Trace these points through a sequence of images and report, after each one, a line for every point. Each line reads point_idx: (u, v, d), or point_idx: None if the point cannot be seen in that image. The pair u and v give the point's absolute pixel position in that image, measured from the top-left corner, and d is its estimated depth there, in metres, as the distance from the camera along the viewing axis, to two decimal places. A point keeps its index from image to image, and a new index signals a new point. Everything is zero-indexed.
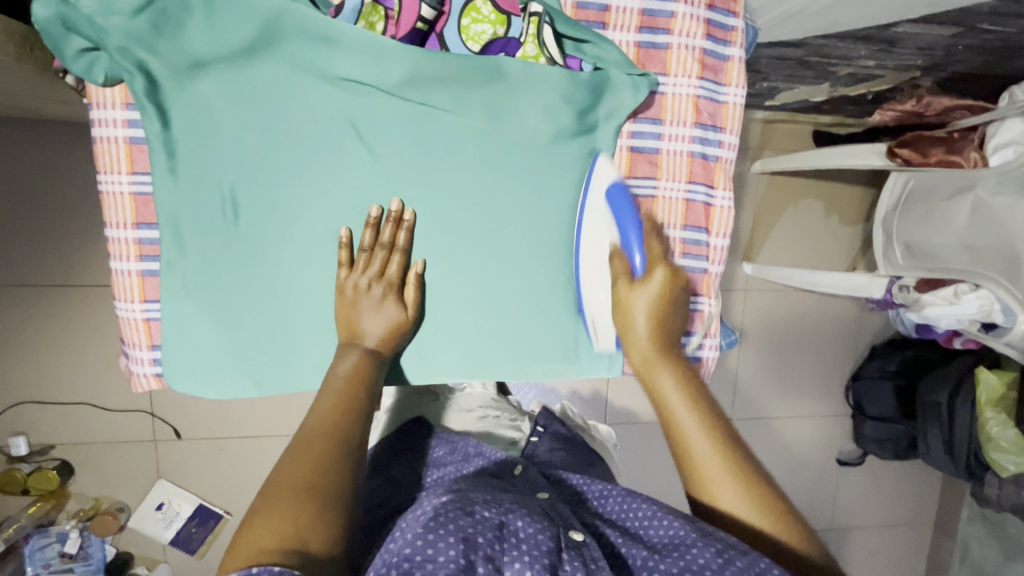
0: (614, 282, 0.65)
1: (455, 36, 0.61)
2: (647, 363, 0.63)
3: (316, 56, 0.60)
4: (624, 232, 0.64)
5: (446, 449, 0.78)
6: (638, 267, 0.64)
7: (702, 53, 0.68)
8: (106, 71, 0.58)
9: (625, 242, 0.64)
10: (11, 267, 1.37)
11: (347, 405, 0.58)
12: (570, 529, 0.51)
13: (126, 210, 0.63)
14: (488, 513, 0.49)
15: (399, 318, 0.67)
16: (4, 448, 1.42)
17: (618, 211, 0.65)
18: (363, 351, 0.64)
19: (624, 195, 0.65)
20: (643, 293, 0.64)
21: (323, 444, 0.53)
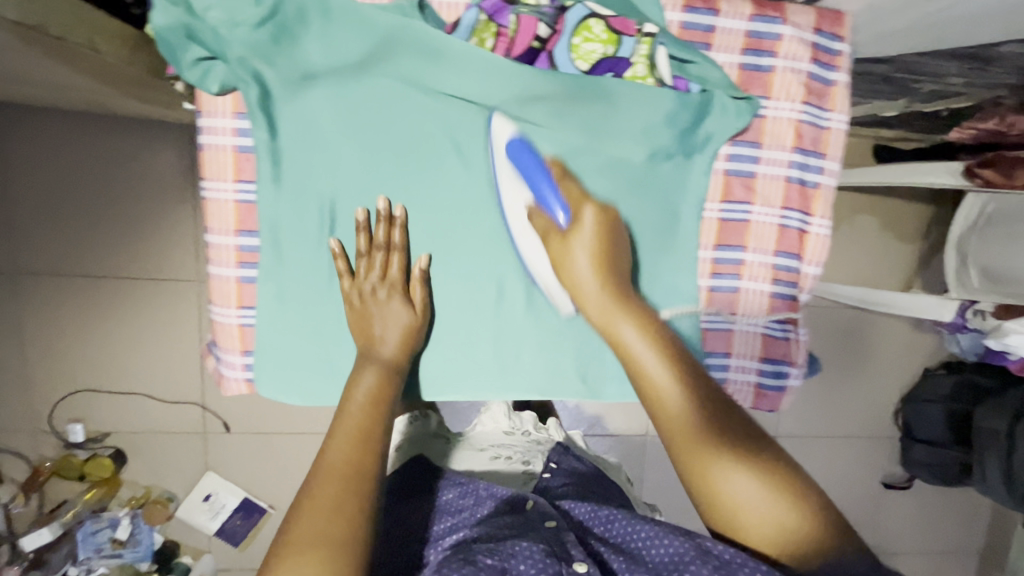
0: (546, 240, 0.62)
1: (565, 55, 0.60)
2: (604, 316, 0.58)
3: (423, 72, 0.61)
4: (537, 184, 0.61)
5: (456, 492, 0.72)
6: (557, 213, 0.60)
7: (808, 77, 0.67)
8: (221, 80, 0.58)
9: (543, 202, 0.61)
10: (76, 258, 1.41)
11: (367, 440, 0.53)
12: (574, 562, 0.50)
13: (229, 217, 0.64)
14: (491, 559, 0.50)
15: (409, 319, 0.64)
16: (61, 434, 1.45)
17: (519, 162, 0.61)
18: (378, 361, 0.61)
19: (529, 152, 0.61)
20: (580, 238, 0.60)
21: (354, 488, 0.49)
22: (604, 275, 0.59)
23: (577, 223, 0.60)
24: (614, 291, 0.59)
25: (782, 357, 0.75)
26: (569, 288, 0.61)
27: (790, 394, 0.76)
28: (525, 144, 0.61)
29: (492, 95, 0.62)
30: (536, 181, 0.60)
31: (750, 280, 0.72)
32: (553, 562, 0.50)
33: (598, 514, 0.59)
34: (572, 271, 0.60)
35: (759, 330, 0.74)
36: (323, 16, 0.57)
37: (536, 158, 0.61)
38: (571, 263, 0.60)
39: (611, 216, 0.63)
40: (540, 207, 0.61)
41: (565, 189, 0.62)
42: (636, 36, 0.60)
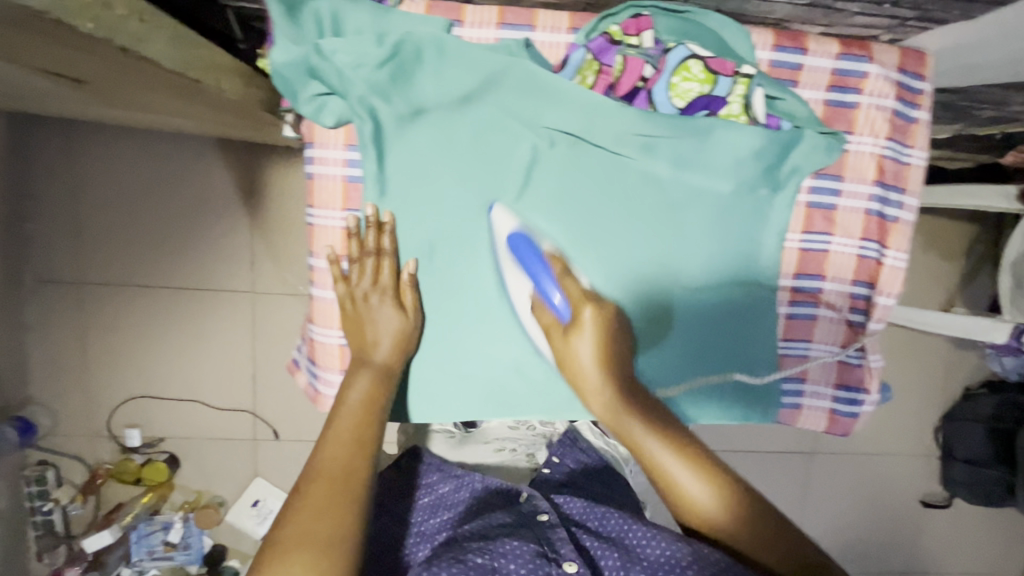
0: (547, 333, 0.66)
1: (663, 93, 0.63)
2: (609, 413, 0.63)
3: (526, 107, 0.64)
4: (535, 278, 0.65)
5: (453, 485, 0.78)
6: (561, 312, 0.64)
7: (891, 114, 0.69)
8: (335, 114, 0.63)
9: (543, 291, 0.65)
10: (138, 269, 1.46)
11: (358, 442, 0.57)
12: (562, 562, 0.56)
13: (337, 243, 0.68)
14: (481, 558, 0.55)
15: (402, 322, 0.66)
16: (119, 438, 1.50)
17: (522, 256, 0.65)
18: (371, 369, 0.64)
19: (527, 243, 0.66)
20: (581, 337, 0.64)
21: (343, 492, 0.53)
22: (604, 363, 0.64)
23: (577, 321, 0.64)
24: (613, 379, 0.64)
25: (857, 385, 0.76)
26: (573, 374, 0.65)
27: (863, 419, 0.77)
28: (528, 237, 0.66)
29: (591, 130, 0.64)
30: (538, 274, 0.64)
31: (827, 308, 0.74)
32: (545, 562, 0.56)
33: (593, 510, 0.65)
34: (575, 356, 0.64)
35: (835, 357, 0.75)
36: (435, 58, 0.61)
37: (542, 259, 0.65)
38: (576, 351, 0.64)
39: (609, 309, 0.67)
40: (541, 293, 0.66)
41: (568, 285, 0.65)
42: (734, 76, 0.63)
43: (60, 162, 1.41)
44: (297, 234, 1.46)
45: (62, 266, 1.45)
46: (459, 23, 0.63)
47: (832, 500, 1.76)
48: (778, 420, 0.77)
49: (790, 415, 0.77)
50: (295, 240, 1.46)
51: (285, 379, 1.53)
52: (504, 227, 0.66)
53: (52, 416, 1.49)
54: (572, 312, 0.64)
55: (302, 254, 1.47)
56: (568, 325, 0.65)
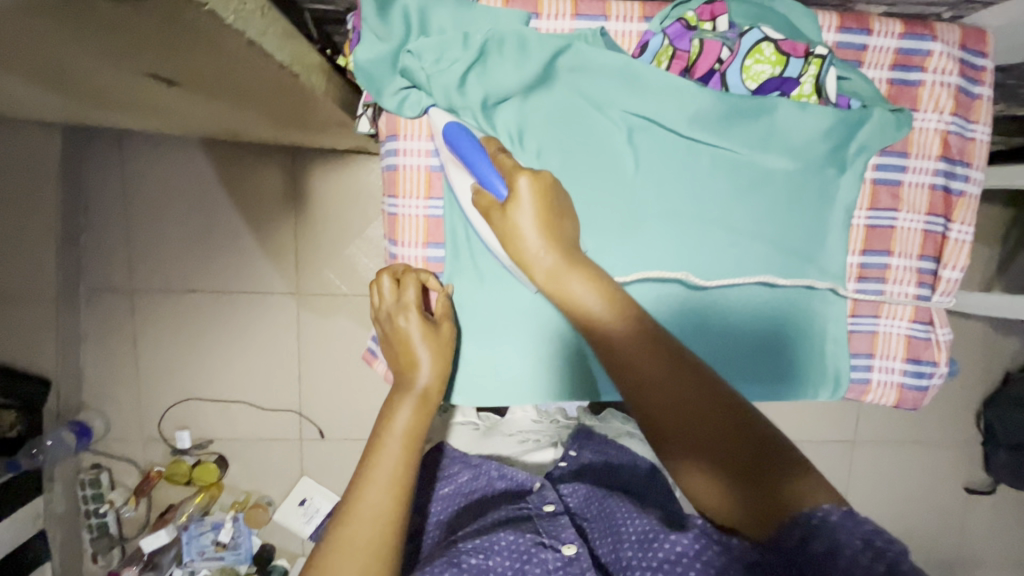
0: (488, 218, 0.62)
1: (736, 76, 0.65)
2: (551, 278, 0.59)
3: (602, 93, 0.66)
4: (472, 164, 0.62)
5: (471, 473, 0.87)
6: (498, 188, 0.61)
7: (956, 89, 0.70)
8: (417, 105, 0.66)
9: (483, 178, 0.62)
10: (186, 274, 1.50)
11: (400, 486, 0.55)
12: (561, 548, 0.61)
13: (419, 231, 0.70)
14: (475, 558, 0.58)
15: (441, 340, 0.66)
16: (170, 440, 1.54)
17: (455, 146, 0.62)
18: (415, 392, 0.62)
19: (460, 132, 0.63)
20: (519, 210, 0.60)
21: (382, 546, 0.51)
22: (549, 232, 0.60)
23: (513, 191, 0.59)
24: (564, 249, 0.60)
25: (926, 359, 0.77)
26: (515, 251, 0.61)
27: (932, 394, 0.78)
28: (462, 125, 0.64)
29: (667, 115, 0.66)
30: (469, 156, 0.62)
31: (894, 283, 0.75)
32: (541, 549, 0.61)
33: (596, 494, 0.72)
34: (519, 242, 0.60)
35: (904, 332, 0.76)
36: (518, 52, 0.63)
37: (471, 138, 0.62)
38: (520, 225, 0.59)
39: (548, 176, 0.61)
40: (481, 186, 0.62)
41: (500, 163, 0.62)
42: (806, 57, 0.63)
43: (112, 172, 1.46)
44: (339, 236, 1.49)
45: (115, 273, 1.49)
46: (537, 15, 0.66)
47: (872, 489, 1.76)
48: (846, 396, 0.78)
49: (859, 390, 0.78)
50: (337, 242, 1.50)
51: (329, 380, 1.56)
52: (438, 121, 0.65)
53: (105, 420, 1.53)
54: (506, 185, 0.60)
55: (342, 257, 1.50)
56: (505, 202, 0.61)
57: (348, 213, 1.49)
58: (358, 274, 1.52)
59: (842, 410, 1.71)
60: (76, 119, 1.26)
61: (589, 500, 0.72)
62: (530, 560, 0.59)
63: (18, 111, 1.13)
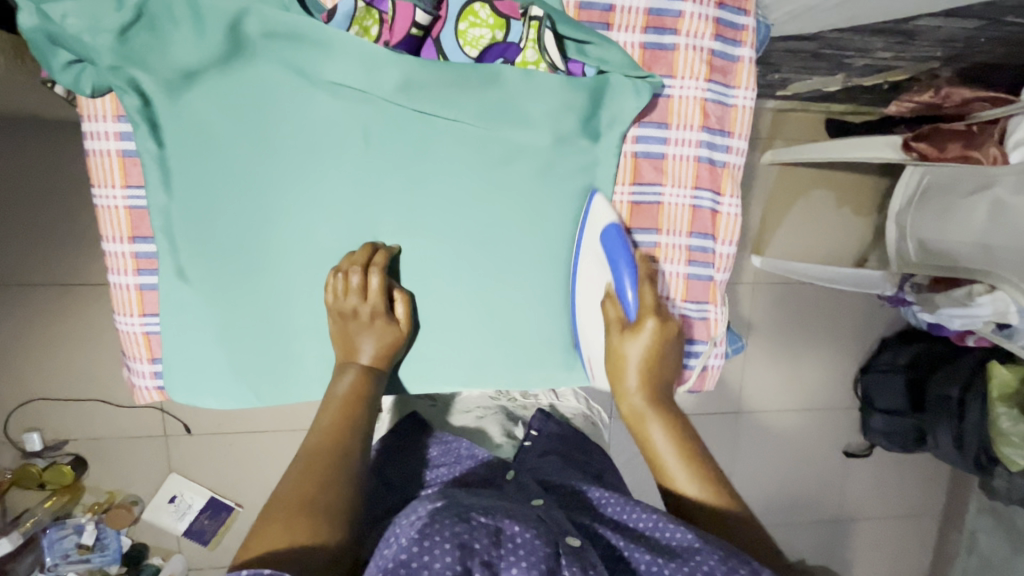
0: (608, 329, 0.67)
1: (452, 42, 0.60)
2: (636, 413, 0.65)
3: (308, 62, 0.59)
4: (619, 275, 0.66)
5: (441, 449, 0.84)
6: (630, 313, 0.66)
7: (710, 53, 0.66)
8: (93, 82, 0.56)
9: (619, 287, 0.66)
10: (18, 265, 1.38)
11: (346, 421, 0.61)
12: (567, 534, 0.52)
13: (122, 224, 0.62)
14: (485, 518, 0.51)
15: (390, 332, 0.67)
16: (18, 444, 1.45)
17: (611, 250, 0.66)
18: (359, 368, 0.65)
19: (619, 238, 0.66)
20: (635, 339, 0.65)
21: (329, 462, 0.57)
22: (648, 373, 0.65)
23: (640, 325, 0.65)
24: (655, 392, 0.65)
25: (701, 338, 0.75)
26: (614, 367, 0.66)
27: (711, 374, 0.76)
28: (623, 234, 0.66)
29: (381, 87, 0.60)
30: (618, 262, 0.66)
31: (665, 262, 0.72)
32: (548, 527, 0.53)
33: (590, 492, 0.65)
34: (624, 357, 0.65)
35: (677, 312, 0.73)
36: (190, 19, 0.55)
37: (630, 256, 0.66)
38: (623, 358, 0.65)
39: (673, 325, 0.67)
40: (615, 291, 0.67)
41: (643, 294, 0.66)
42: (523, 19, 0.59)
43: None
44: None
45: None
46: None
47: (756, 457, 1.80)
48: None
49: None
50: None
51: None
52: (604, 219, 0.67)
53: None
54: (637, 314, 0.66)
55: None
56: (630, 325, 0.66)
57: None
58: None
59: (728, 383, 1.74)
60: None
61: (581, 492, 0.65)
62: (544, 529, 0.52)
63: None
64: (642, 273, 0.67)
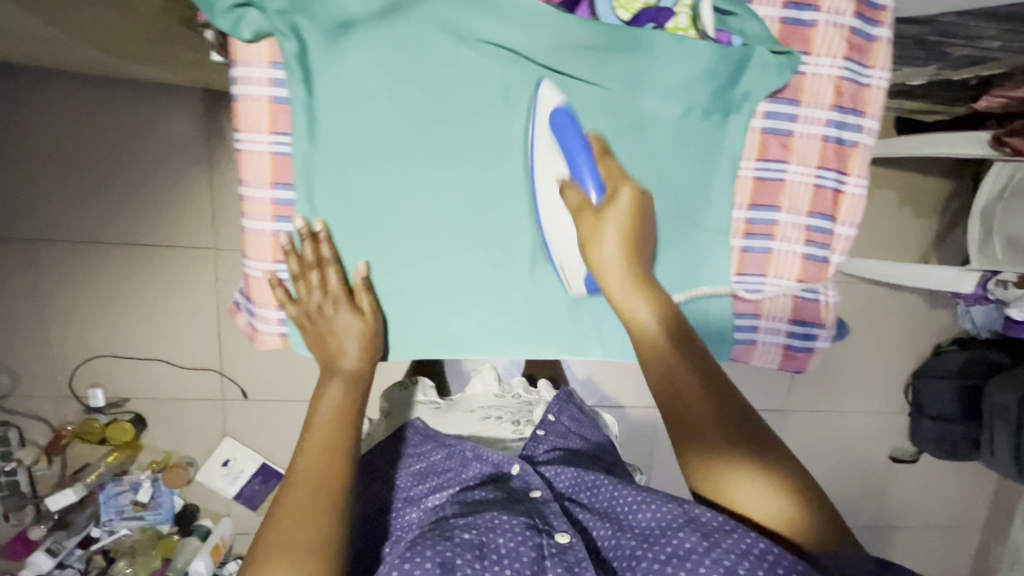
0: (575, 215, 0.62)
1: (607, 5, 0.60)
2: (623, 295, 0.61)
3: (464, 18, 0.59)
4: (574, 159, 0.61)
5: (446, 452, 0.84)
6: (595, 188, 0.61)
7: (850, 31, 0.65)
8: (254, 27, 0.58)
9: (577, 174, 0.61)
10: (94, 224, 1.41)
11: (330, 445, 0.61)
12: (555, 533, 0.61)
13: (264, 169, 0.63)
14: (469, 534, 0.59)
15: (362, 328, 0.66)
16: (82, 399, 1.48)
17: (563, 136, 0.61)
18: (341, 373, 0.66)
19: (570, 124, 0.61)
20: (609, 223, 0.61)
21: (325, 498, 0.57)
22: (630, 255, 0.62)
23: (612, 200, 0.61)
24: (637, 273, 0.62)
25: (812, 319, 0.75)
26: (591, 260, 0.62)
27: (818, 355, 0.76)
28: (571, 116, 0.61)
29: (532, 45, 0.60)
30: (573, 149, 0.61)
31: (783, 241, 0.72)
32: (535, 532, 0.61)
33: (585, 480, 0.71)
34: (598, 249, 0.61)
35: (791, 293, 0.74)
36: None
37: (580, 132, 0.61)
38: (602, 243, 0.61)
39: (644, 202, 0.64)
40: (574, 178, 0.61)
41: (602, 168, 0.62)
42: None
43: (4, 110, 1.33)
44: None
45: (15, 221, 1.39)
46: None
47: (799, 457, 1.79)
48: (733, 356, 0.76)
49: (744, 351, 0.76)
50: None
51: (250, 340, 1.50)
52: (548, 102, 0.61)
53: (13, 376, 1.46)
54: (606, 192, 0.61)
55: None
56: (600, 206, 0.61)
57: None
58: None
59: (777, 381, 1.73)
60: None
61: (578, 485, 0.71)
62: (528, 540, 0.59)
63: None
64: (598, 150, 0.63)
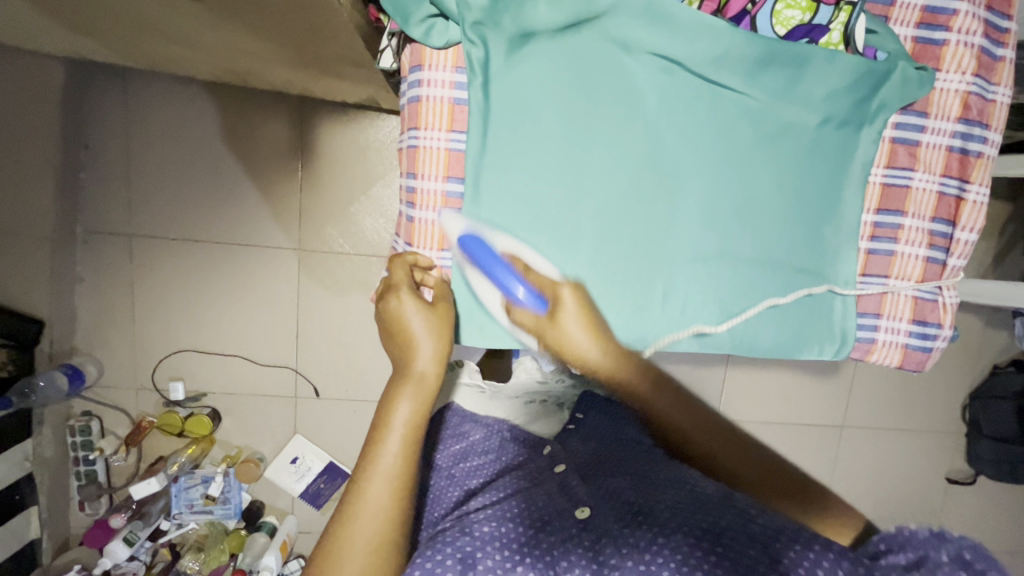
0: (534, 329, 0.67)
1: (766, 20, 0.66)
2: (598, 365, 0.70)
3: (635, 31, 0.66)
4: (505, 284, 0.64)
5: (484, 434, 0.91)
6: (540, 304, 0.65)
7: (979, 50, 0.70)
8: (445, 37, 0.65)
9: (512, 295, 0.65)
10: (186, 221, 1.48)
11: (407, 464, 0.60)
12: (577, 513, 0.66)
13: (440, 164, 0.69)
14: (487, 526, 0.63)
15: (436, 323, 0.64)
16: (163, 391, 1.53)
17: (489, 269, 0.65)
18: (413, 380, 0.62)
19: (487, 252, 0.65)
20: (564, 317, 0.66)
21: (391, 528, 0.57)
22: (592, 334, 0.68)
23: (556, 303, 0.66)
24: (597, 334, 0.69)
25: (932, 321, 0.78)
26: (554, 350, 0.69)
27: (936, 355, 0.79)
28: (479, 237, 0.66)
29: (692, 57, 0.67)
30: (497, 271, 0.64)
31: (906, 244, 0.76)
32: (556, 517, 0.65)
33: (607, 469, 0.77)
34: (566, 339, 0.67)
35: (911, 294, 0.77)
36: None
37: (494, 253, 0.65)
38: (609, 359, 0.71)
39: (582, 287, 0.69)
40: (511, 299, 0.65)
41: (535, 278, 0.67)
42: (837, 4, 0.64)
43: (118, 114, 1.43)
44: (344, 193, 1.49)
45: (116, 215, 1.47)
46: None
47: (855, 475, 1.80)
48: (851, 355, 0.79)
49: (864, 350, 0.79)
50: (343, 200, 1.49)
51: (326, 339, 1.55)
52: (455, 229, 0.68)
53: (98, 366, 1.51)
54: (546, 300, 0.66)
55: (349, 212, 1.50)
56: (547, 313, 0.66)
57: (355, 171, 1.48)
58: (362, 235, 1.52)
59: (834, 397, 1.75)
60: (81, 51, 1.23)
61: (601, 469, 0.77)
62: (546, 526, 0.64)
63: (32, 27, 1.10)
64: (520, 266, 0.67)
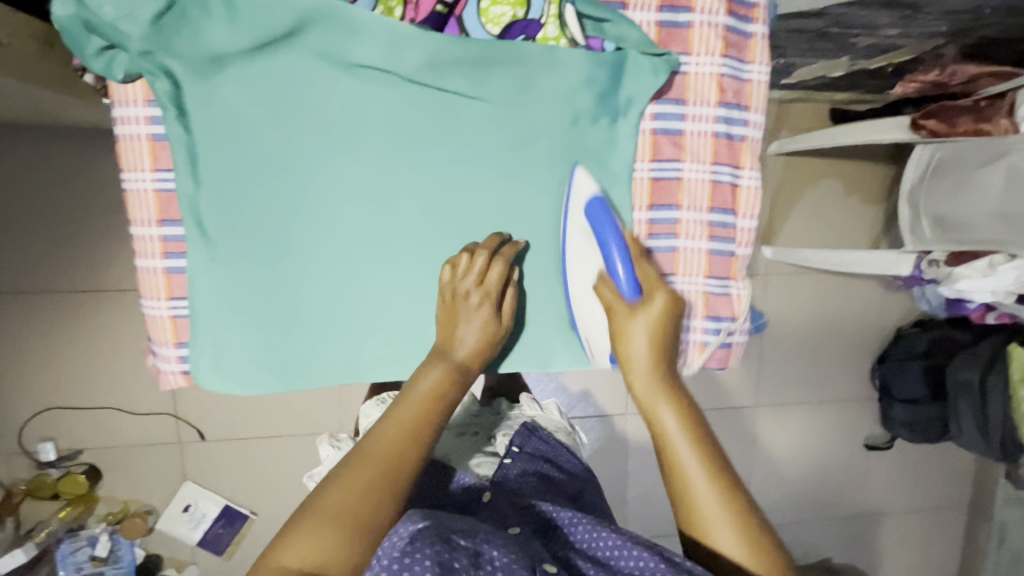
0: (609, 311, 0.65)
1: (474, 19, 0.62)
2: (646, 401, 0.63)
3: (337, 45, 0.60)
4: (607, 249, 0.63)
5: None
6: (630, 289, 0.63)
7: (725, 29, 0.67)
8: (125, 68, 0.58)
9: (608, 264, 0.64)
10: (28, 273, 1.38)
11: (417, 430, 0.58)
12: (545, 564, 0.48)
13: (151, 207, 0.63)
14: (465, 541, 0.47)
15: (491, 327, 0.66)
16: (32, 454, 1.44)
17: (598, 225, 0.63)
18: (449, 363, 0.63)
19: (605, 212, 0.63)
20: (644, 316, 0.63)
21: (389, 481, 0.54)
22: (659, 354, 0.64)
23: (646, 301, 0.64)
24: (662, 372, 0.64)
25: (725, 314, 0.74)
26: (619, 358, 0.65)
27: (735, 351, 0.75)
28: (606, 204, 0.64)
29: (405, 65, 0.61)
30: (607, 238, 0.63)
31: (686, 238, 0.72)
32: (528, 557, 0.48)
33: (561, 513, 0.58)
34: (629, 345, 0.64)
35: (701, 290, 0.73)
36: (223, 17, 0.58)
37: (615, 225, 0.63)
38: (631, 336, 0.64)
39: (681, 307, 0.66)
40: (608, 271, 0.64)
41: (644, 271, 0.66)
42: None
43: None
44: None
45: None
46: None
47: (774, 453, 1.78)
48: None
49: None
50: None
51: None
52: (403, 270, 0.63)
53: None
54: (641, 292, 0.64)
55: None
56: (633, 303, 0.64)
57: None
58: None
59: (742, 378, 1.73)
60: None
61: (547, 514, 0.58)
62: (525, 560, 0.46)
63: None
64: (634, 252, 0.67)
